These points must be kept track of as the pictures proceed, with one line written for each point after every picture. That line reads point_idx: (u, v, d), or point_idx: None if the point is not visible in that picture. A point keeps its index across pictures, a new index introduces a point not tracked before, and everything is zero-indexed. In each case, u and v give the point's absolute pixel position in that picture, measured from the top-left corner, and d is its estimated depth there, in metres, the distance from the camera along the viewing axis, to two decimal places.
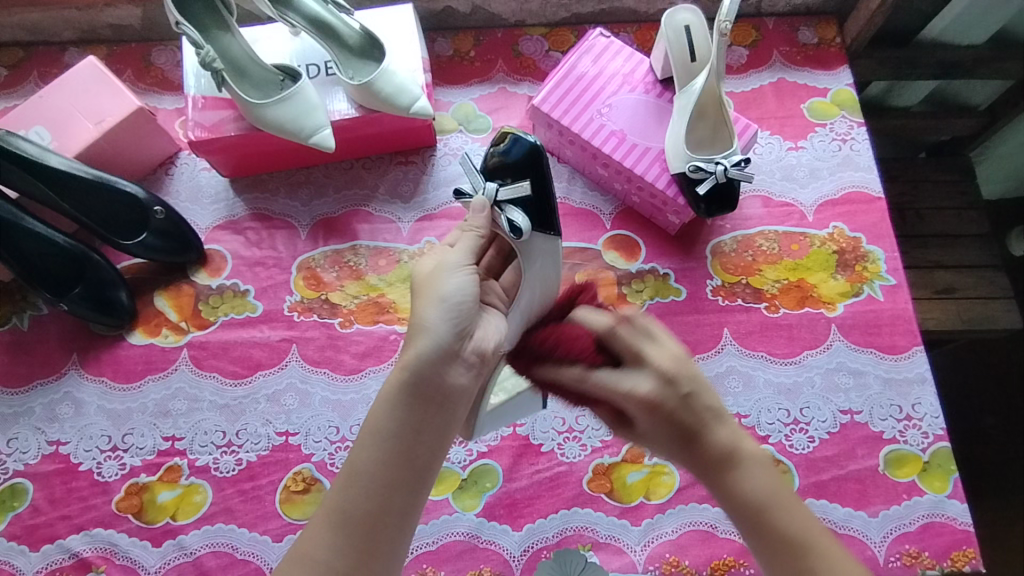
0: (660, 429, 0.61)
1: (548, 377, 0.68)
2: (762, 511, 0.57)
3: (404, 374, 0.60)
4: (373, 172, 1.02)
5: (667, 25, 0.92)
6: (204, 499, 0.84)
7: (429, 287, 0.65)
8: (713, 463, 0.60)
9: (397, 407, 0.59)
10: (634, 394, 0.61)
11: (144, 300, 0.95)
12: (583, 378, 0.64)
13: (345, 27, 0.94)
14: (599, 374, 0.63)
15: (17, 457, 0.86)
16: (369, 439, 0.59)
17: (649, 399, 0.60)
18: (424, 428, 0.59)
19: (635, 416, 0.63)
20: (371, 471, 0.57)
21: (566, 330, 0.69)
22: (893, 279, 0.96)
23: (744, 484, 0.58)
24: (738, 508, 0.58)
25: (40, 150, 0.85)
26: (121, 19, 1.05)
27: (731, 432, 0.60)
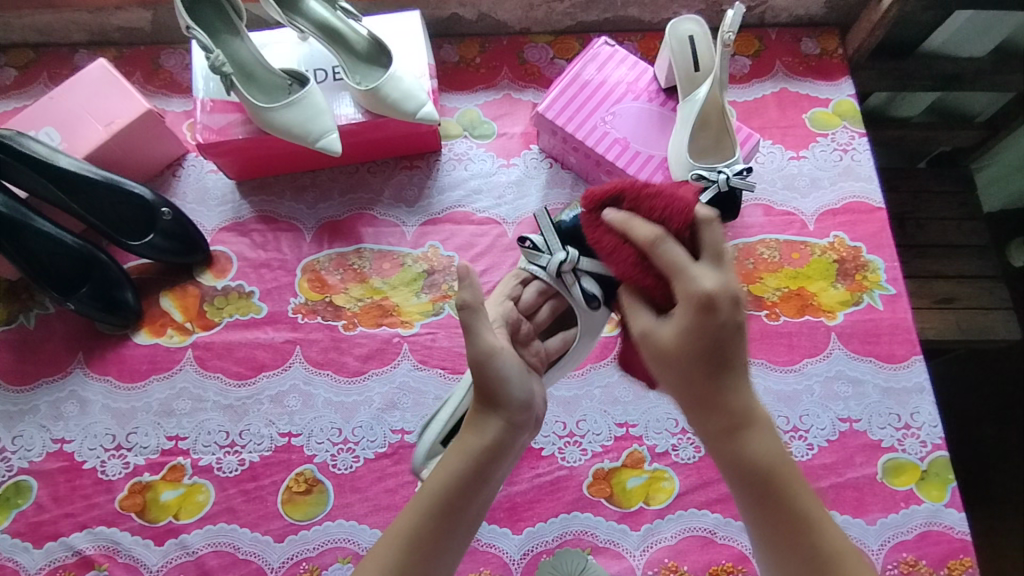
0: (690, 350, 0.54)
1: (620, 226, 0.57)
2: (769, 479, 0.54)
3: (477, 452, 0.59)
4: (379, 176, 1.03)
5: (671, 35, 0.93)
6: (206, 498, 0.85)
7: (496, 366, 0.61)
8: (730, 424, 0.54)
9: (467, 480, 0.59)
10: (693, 292, 0.53)
11: (151, 300, 0.95)
12: (654, 243, 0.54)
13: (354, 34, 0.95)
14: (672, 248, 0.54)
15: (22, 455, 0.87)
16: (432, 509, 0.58)
17: (711, 299, 0.52)
18: (481, 498, 0.60)
19: (677, 306, 0.54)
20: (431, 537, 0.57)
21: (652, 208, 0.58)
22: (893, 288, 0.97)
23: (755, 454, 0.54)
24: (750, 474, 0.54)
25: (50, 152, 0.86)
26: (131, 22, 1.06)
27: (747, 397, 0.55)
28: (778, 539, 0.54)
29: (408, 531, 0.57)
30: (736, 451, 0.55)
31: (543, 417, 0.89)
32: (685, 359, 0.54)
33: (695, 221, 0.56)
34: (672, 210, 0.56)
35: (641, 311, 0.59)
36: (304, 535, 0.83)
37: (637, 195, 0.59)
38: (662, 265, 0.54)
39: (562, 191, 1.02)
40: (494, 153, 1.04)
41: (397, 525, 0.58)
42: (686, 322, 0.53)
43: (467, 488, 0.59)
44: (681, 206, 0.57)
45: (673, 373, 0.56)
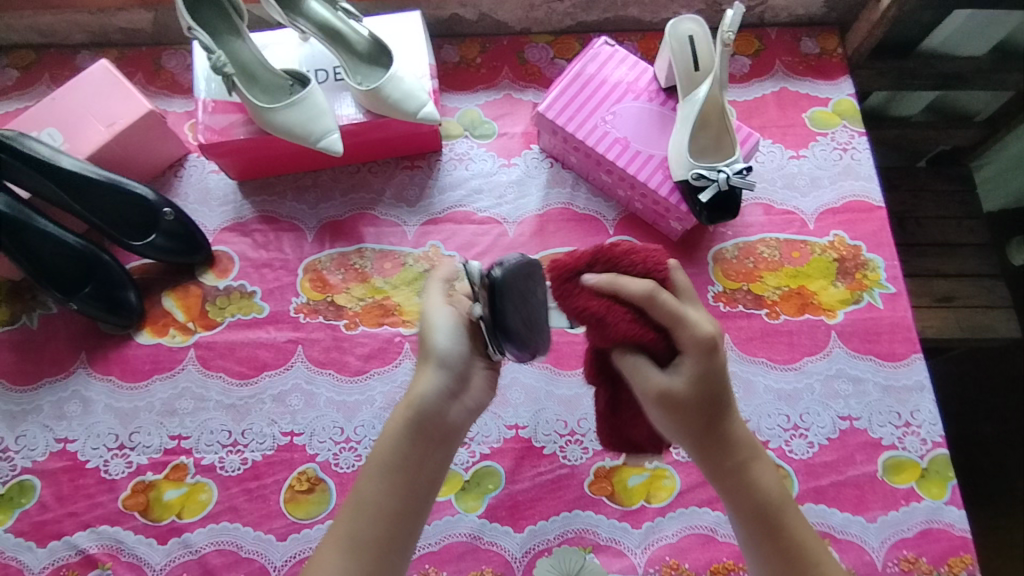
0: (701, 392, 0.60)
1: (609, 287, 0.57)
2: (773, 507, 0.63)
3: (407, 413, 0.64)
4: (380, 176, 1.03)
5: (671, 34, 0.94)
6: (209, 497, 0.85)
7: (427, 330, 0.66)
8: (736, 459, 0.64)
9: (399, 442, 0.63)
10: (702, 339, 0.59)
11: (152, 300, 0.96)
12: (651, 297, 0.57)
13: (355, 34, 0.96)
14: (668, 297, 0.57)
15: (25, 454, 0.87)
16: (374, 473, 0.63)
17: (715, 344, 0.60)
18: (422, 458, 0.64)
19: (688, 354, 0.60)
20: (372, 503, 0.62)
21: (628, 267, 0.60)
22: (893, 286, 0.97)
23: (758, 481, 0.64)
24: (758, 503, 0.63)
25: (51, 152, 0.86)
26: (133, 23, 1.07)
27: (745, 431, 0.65)
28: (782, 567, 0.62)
29: (358, 502, 0.63)
30: (747, 480, 0.64)
31: (545, 415, 0.90)
32: (695, 405, 0.60)
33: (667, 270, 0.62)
34: (646, 265, 0.61)
35: (647, 371, 0.59)
36: (306, 534, 0.83)
37: (607, 255, 0.60)
38: (664, 318, 0.58)
39: (562, 190, 1.02)
40: (494, 153, 1.05)
41: (351, 496, 0.64)
42: (696, 369, 0.60)
43: (405, 451, 0.63)
44: (649, 259, 0.61)
45: (687, 422, 0.61)
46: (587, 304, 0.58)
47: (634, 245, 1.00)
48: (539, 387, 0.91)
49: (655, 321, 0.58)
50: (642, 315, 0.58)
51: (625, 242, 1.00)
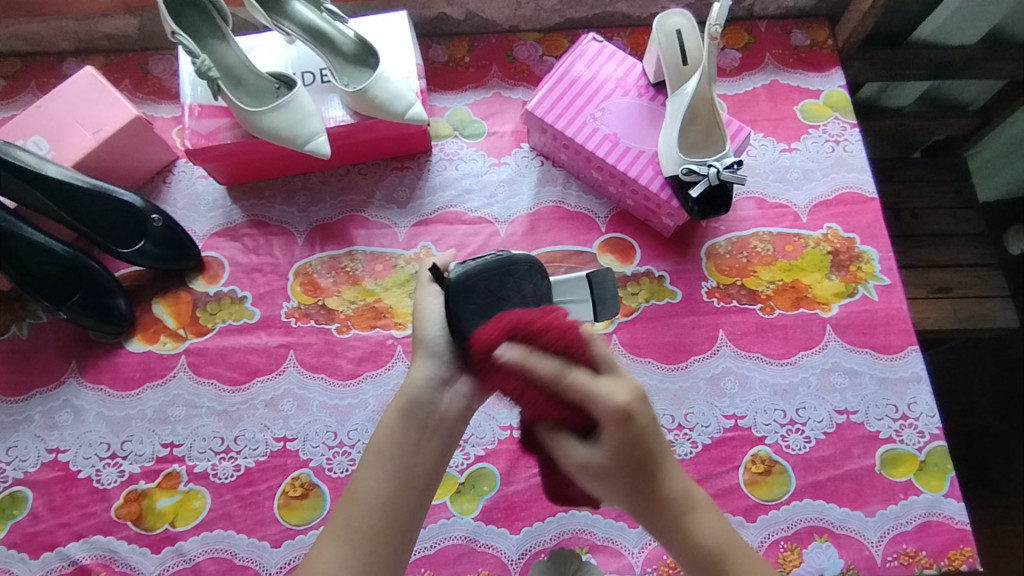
0: (628, 458, 0.56)
1: (519, 364, 0.56)
2: (718, 558, 0.59)
3: (400, 402, 0.65)
4: (369, 178, 1.03)
5: (659, 29, 0.93)
6: (202, 505, 0.85)
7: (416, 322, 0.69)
8: (673, 515, 0.59)
9: (395, 430, 0.63)
10: (615, 411, 0.55)
11: (143, 308, 0.95)
12: (560, 376, 0.55)
13: (340, 35, 0.95)
14: (578, 374, 0.56)
15: (16, 465, 0.87)
16: (373, 460, 0.62)
17: (629, 414, 0.55)
18: (419, 445, 0.63)
19: (602, 426, 0.56)
20: (369, 490, 0.60)
21: (547, 336, 0.57)
22: (887, 278, 0.97)
23: (698, 534, 0.60)
24: (697, 556, 0.59)
25: (37, 160, 0.86)
26: (119, 29, 1.06)
27: (679, 484, 0.60)
28: None
29: (354, 490, 0.61)
30: (685, 538, 0.60)
31: None
32: (623, 470, 0.57)
33: (584, 339, 0.58)
34: (565, 336, 0.57)
35: (569, 450, 0.58)
36: (301, 539, 0.83)
37: (529, 325, 0.58)
38: (573, 395, 0.55)
39: (553, 189, 1.02)
40: (484, 152, 1.04)
41: (349, 486, 0.62)
42: (612, 440, 0.56)
43: (402, 440, 0.63)
44: (569, 331, 0.58)
45: (612, 486, 0.58)
46: (505, 373, 0.57)
47: (627, 242, 0.99)
48: None
49: (569, 399, 0.56)
50: (556, 394, 0.56)
51: (617, 239, 0.99)
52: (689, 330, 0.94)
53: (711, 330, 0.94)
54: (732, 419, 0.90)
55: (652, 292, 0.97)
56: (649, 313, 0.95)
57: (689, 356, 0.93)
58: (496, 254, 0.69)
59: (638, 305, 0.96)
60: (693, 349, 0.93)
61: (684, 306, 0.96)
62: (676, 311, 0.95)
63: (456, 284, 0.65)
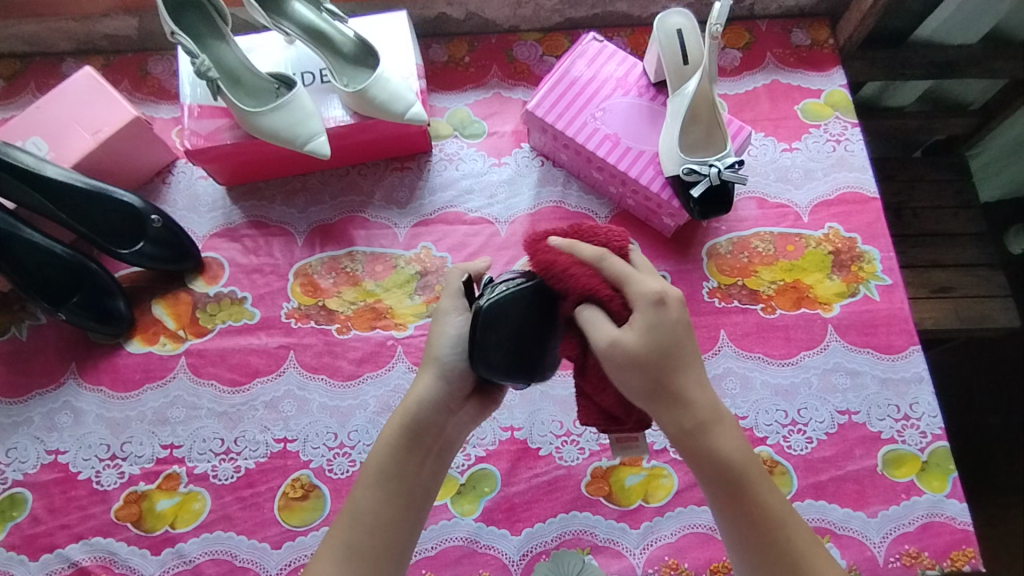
0: (661, 343, 0.58)
1: (565, 247, 0.61)
2: (738, 477, 0.59)
3: (404, 421, 0.65)
4: (369, 178, 1.02)
5: (660, 28, 0.92)
6: (203, 506, 0.84)
7: (434, 337, 0.67)
8: (699, 426, 0.59)
9: (397, 450, 0.64)
10: (649, 292, 0.59)
11: (142, 308, 0.95)
12: (601, 259, 0.60)
13: (340, 35, 0.95)
14: (618, 261, 0.60)
15: (16, 467, 0.86)
16: (373, 479, 0.63)
17: (662, 299, 0.59)
18: (420, 466, 0.65)
19: (636, 308, 0.59)
20: (370, 510, 0.61)
21: (590, 238, 0.64)
22: (889, 278, 0.97)
23: (722, 450, 0.59)
24: (720, 471, 0.59)
25: (36, 161, 0.85)
26: (118, 30, 1.06)
27: (704, 393, 0.60)
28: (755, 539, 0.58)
29: (355, 508, 0.62)
30: (706, 449, 0.59)
31: (540, 416, 0.89)
32: (653, 360, 0.58)
33: (627, 248, 0.65)
34: (609, 238, 0.64)
35: (593, 327, 0.59)
36: (302, 541, 0.83)
37: (577, 232, 0.65)
38: (611, 276, 0.60)
39: (554, 189, 1.01)
40: (484, 152, 1.04)
41: (348, 503, 0.63)
42: (646, 320, 0.58)
43: (402, 460, 0.64)
44: (616, 236, 0.65)
45: (642, 375, 0.58)
46: (551, 261, 0.61)
47: None
48: (534, 387, 0.90)
49: (607, 278, 0.60)
50: (594, 270, 0.60)
51: None
52: None
53: (713, 331, 0.94)
54: (734, 420, 0.90)
55: None
56: None
57: None
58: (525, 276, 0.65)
59: None
60: None
61: (685, 307, 0.95)
62: None
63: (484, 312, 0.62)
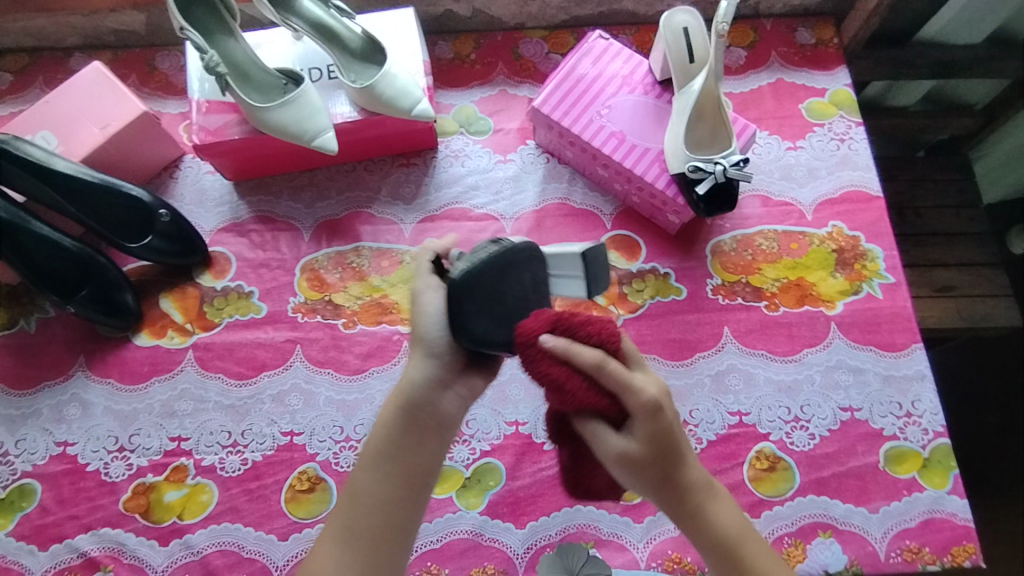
0: (662, 447, 0.57)
1: (559, 352, 0.54)
2: (737, 549, 0.60)
3: (398, 403, 0.64)
4: (376, 174, 1.03)
5: (666, 26, 0.93)
6: (210, 498, 0.85)
7: (415, 315, 0.65)
8: (694, 508, 0.60)
9: (391, 433, 0.63)
10: (649, 403, 0.55)
11: (150, 302, 0.95)
12: (602, 365, 0.54)
13: (348, 32, 0.95)
14: (617, 366, 0.55)
15: (25, 458, 0.87)
16: (369, 463, 0.63)
17: (659, 407, 0.56)
18: (415, 446, 0.63)
19: (635, 418, 0.56)
20: (366, 494, 0.62)
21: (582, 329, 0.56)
22: (892, 277, 0.97)
23: (715, 526, 0.60)
24: (718, 546, 0.60)
25: (46, 154, 0.86)
26: (126, 25, 1.06)
27: (696, 479, 0.61)
28: None
29: (353, 492, 0.63)
30: (705, 529, 0.60)
31: (545, 411, 0.90)
32: (653, 462, 0.57)
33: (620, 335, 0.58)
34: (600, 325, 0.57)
35: (598, 442, 0.56)
36: (308, 533, 0.83)
37: (566, 319, 0.56)
38: (610, 387, 0.55)
39: (559, 186, 1.02)
40: (490, 149, 1.04)
41: (348, 487, 0.64)
42: (647, 430, 0.56)
43: (399, 442, 0.63)
44: (604, 327, 0.58)
45: (643, 481, 0.58)
46: (543, 367, 0.54)
47: (632, 239, 0.99)
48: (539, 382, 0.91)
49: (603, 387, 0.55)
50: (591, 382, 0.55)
51: (623, 237, 1.00)
52: (694, 328, 0.95)
53: (716, 327, 0.95)
54: (737, 416, 0.90)
55: (657, 289, 0.97)
56: (654, 310, 0.95)
57: (693, 353, 0.93)
58: (494, 245, 0.61)
59: (643, 302, 0.96)
60: (697, 346, 0.94)
61: (689, 304, 0.96)
62: (681, 308, 0.95)
63: (456, 285, 0.58)
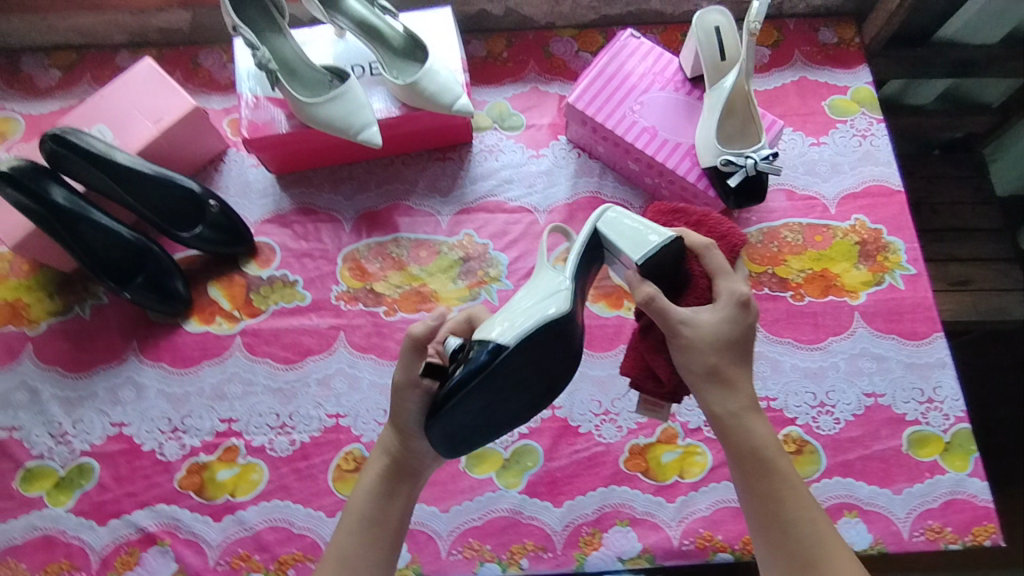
0: (727, 333, 0.65)
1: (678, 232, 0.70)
2: (765, 461, 0.64)
3: (384, 462, 0.71)
4: (413, 168, 1.07)
5: (699, 25, 0.95)
6: (260, 477, 0.89)
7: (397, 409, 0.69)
8: (736, 408, 0.66)
9: (376, 496, 0.69)
10: (737, 292, 0.66)
11: (199, 290, 0.99)
12: (705, 250, 0.68)
13: (390, 30, 0.98)
14: (715, 258, 0.68)
15: (83, 438, 0.91)
16: (355, 524, 0.68)
17: (746, 303, 0.66)
18: (398, 508, 0.70)
19: (719, 301, 0.67)
20: (355, 554, 0.66)
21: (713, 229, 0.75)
22: (913, 268, 1.01)
23: (754, 432, 0.65)
24: (751, 450, 0.65)
25: (106, 146, 0.89)
26: (171, 23, 1.10)
27: (741, 399, 0.66)
28: (766, 520, 0.63)
29: (338, 551, 0.66)
30: (741, 431, 0.65)
31: (579, 396, 0.93)
32: (718, 343, 0.65)
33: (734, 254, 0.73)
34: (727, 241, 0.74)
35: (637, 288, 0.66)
36: None
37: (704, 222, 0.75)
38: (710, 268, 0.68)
39: (590, 179, 1.06)
40: (523, 144, 1.08)
41: (337, 547, 0.67)
42: (726, 314, 0.66)
43: (383, 504, 0.69)
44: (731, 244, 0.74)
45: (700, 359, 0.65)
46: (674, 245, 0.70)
47: None
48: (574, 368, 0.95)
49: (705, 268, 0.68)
50: (695, 262, 0.69)
51: None
52: None
53: None
54: (765, 401, 0.94)
55: None
56: None
57: None
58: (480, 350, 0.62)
59: None
60: None
61: None
62: None
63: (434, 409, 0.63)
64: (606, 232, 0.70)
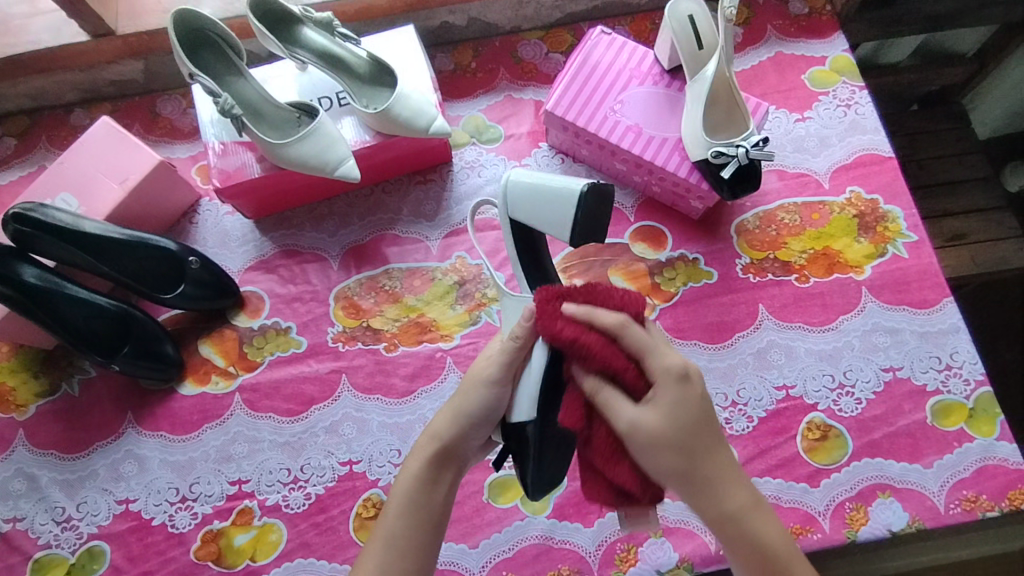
0: (682, 425, 0.59)
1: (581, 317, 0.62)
2: (770, 559, 0.61)
3: (431, 447, 0.68)
4: (395, 195, 1.03)
5: (671, 16, 0.92)
6: (279, 536, 0.86)
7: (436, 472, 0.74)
8: (728, 511, 0.61)
9: (422, 482, 0.66)
10: (673, 368, 0.60)
11: (189, 350, 0.95)
12: (622, 326, 0.61)
13: (354, 58, 0.95)
14: (634, 331, 0.61)
15: (89, 520, 0.87)
16: (401, 509, 0.65)
17: (687, 375, 0.61)
18: (441, 494, 0.67)
19: (658, 385, 0.60)
20: (400, 536, 0.64)
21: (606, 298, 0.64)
22: (914, 235, 0.99)
23: (756, 532, 0.61)
24: (759, 555, 0.61)
25: (73, 218, 0.85)
26: (124, 75, 1.06)
27: (734, 500, 0.61)
28: None
29: (388, 537, 0.64)
30: (738, 530, 0.61)
31: None
32: (679, 442, 0.59)
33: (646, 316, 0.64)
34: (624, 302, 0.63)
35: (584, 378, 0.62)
36: None
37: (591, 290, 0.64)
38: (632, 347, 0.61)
39: None
40: (504, 156, 1.05)
41: (383, 530, 0.65)
42: (671, 405, 0.59)
43: (428, 490, 0.66)
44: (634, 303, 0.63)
45: (667, 465, 0.59)
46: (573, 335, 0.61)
47: (657, 229, 1.00)
48: None
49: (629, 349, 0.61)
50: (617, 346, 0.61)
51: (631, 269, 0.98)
52: (729, 309, 0.96)
53: (751, 306, 0.96)
54: (783, 390, 0.92)
55: (688, 275, 0.98)
56: (688, 296, 0.97)
57: (732, 335, 0.94)
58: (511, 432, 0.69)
59: (677, 290, 0.97)
60: (735, 326, 0.95)
61: (722, 286, 0.97)
62: (714, 292, 0.97)
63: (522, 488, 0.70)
64: (520, 208, 0.74)
